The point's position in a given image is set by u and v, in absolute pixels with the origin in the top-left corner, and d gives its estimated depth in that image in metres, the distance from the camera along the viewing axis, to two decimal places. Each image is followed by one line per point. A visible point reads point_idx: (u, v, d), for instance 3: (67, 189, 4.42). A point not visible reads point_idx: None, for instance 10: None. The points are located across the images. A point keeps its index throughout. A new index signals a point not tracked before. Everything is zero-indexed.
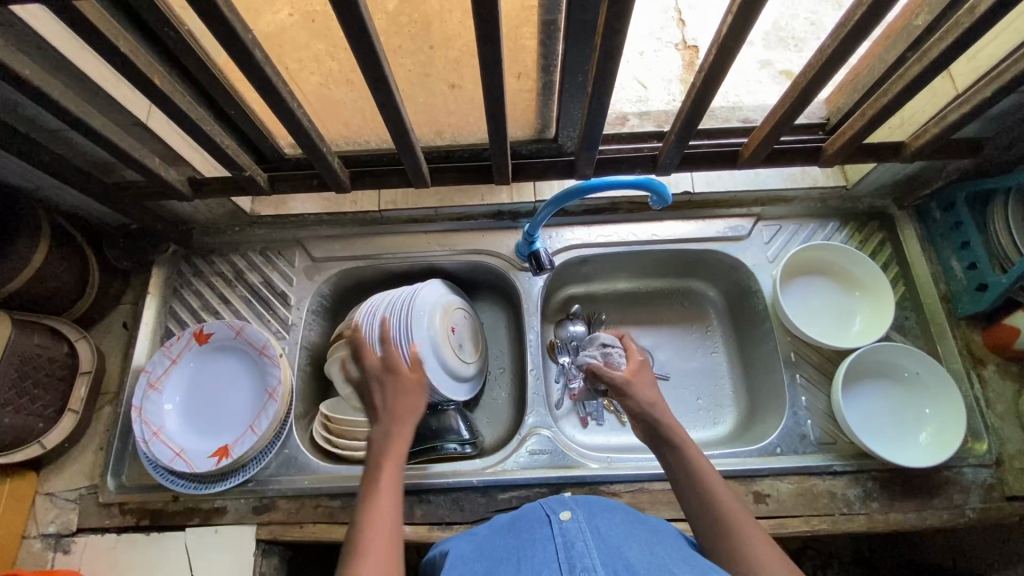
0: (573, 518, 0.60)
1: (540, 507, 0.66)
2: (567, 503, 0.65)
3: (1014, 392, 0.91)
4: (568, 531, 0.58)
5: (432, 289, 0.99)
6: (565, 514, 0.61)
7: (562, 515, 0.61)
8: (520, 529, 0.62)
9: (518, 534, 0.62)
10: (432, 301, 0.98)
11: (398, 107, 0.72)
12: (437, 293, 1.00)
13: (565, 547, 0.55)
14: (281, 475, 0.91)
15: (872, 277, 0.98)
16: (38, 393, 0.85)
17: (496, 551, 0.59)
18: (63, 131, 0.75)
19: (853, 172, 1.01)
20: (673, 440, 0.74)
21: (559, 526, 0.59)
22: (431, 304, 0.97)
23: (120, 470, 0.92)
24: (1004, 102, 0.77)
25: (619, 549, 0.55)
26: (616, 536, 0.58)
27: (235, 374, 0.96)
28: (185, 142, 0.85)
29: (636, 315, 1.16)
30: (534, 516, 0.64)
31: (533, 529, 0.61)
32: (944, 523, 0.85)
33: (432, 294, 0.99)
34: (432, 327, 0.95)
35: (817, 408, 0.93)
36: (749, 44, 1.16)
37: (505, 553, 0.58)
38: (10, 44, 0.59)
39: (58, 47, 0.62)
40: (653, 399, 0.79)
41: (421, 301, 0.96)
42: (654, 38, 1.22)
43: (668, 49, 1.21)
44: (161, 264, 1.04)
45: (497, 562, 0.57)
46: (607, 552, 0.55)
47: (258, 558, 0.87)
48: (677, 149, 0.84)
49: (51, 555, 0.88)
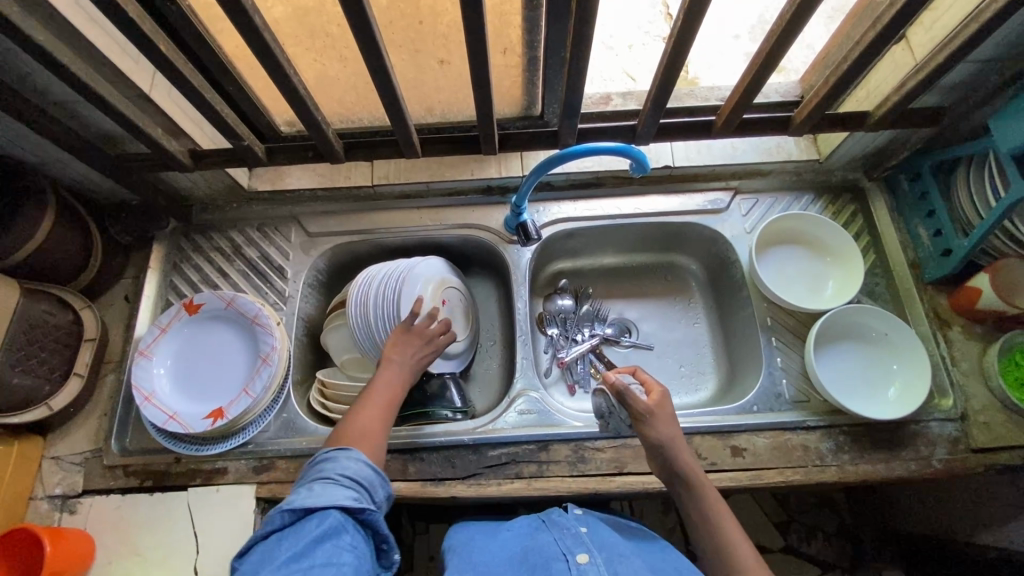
0: (591, 561, 0.69)
1: (557, 543, 0.74)
2: (584, 543, 0.73)
3: (978, 351, 0.96)
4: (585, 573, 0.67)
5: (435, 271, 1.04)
6: (582, 556, 0.70)
7: (579, 556, 0.69)
8: (534, 561, 0.72)
9: (532, 565, 0.71)
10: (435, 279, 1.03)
11: (389, 76, 0.76)
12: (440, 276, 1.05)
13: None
14: (280, 436, 0.95)
15: (842, 243, 1.03)
16: (45, 357, 0.89)
17: None
18: (71, 104, 0.80)
19: (825, 145, 1.06)
20: (693, 483, 0.77)
21: (576, 567, 0.68)
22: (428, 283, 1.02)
23: (125, 433, 0.96)
24: (958, 71, 0.82)
25: None
26: None
27: (225, 342, 0.98)
28: (187, 116, 0.89)
29: (622, 288, 1.20)
30: (549, 551, 0.73)
31: (550, 563, 0.70)
32: (912, 473, 0.90)
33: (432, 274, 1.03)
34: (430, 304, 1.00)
35: (792, 368, 0.98)
36: (736, 37, 1.21)
37: None
38: (25, 13, 0.63)
39: (69, 18, 0.66)
40: (673, 435, 0.79)
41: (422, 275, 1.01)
42: (642, 32, 1.27)
43: (655, 42, 1.26)
44: (162, 240, 1.08)
45: None
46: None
47: (258, 515, 0.91)
48: (653, 118, 0.89)
49: (58, 515, 0.91)
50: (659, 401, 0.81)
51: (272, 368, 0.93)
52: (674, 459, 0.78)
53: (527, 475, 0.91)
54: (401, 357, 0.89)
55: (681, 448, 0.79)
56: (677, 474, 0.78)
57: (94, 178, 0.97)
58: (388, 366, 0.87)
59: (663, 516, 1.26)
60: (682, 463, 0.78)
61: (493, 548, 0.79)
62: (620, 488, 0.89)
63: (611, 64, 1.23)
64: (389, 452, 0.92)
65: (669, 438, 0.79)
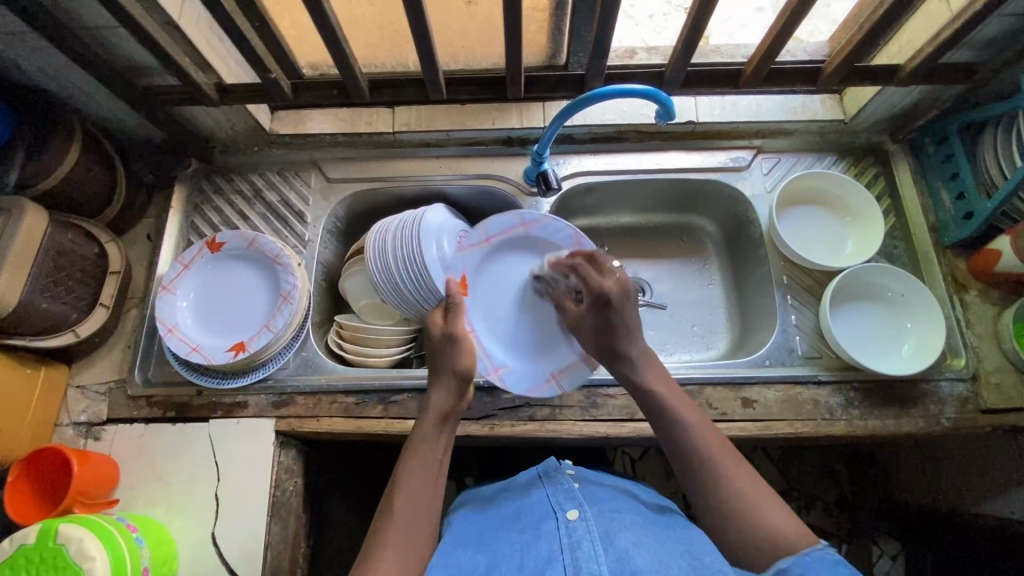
0: (581, 518, 0.66)
1: (548, 499, 0.72)
2: (576, 499, 0.70)
3: (993, 314, 0.96)
4: (575, 531, 0.64)
5: (542, 227, 0.98)
6: (572, 512, 0.67)
7: (569, 513, 0.67)
8: (526, 521, 0.69)
9: (524, 525, 0.69)
10: (556, 244, 0.99)
11: (420, 10, 0.76)
12: (537, 220, 0.98)
13: (571, 548, 0.61)
14: (299, 374, 0.97)
15: (864, 204, 1.03)
16: (71, 285, 0.91)
17: (497, 545, 0.67)
18: (102, 30, 0.80)
19: (851, 104, 1.05)
20: (654, 395, 0.75)
21: (565, 525, 0.65)
22: (545, 239, 1.00)
23: (148, 366, 0.98)
24: (993, 24, 0.81)
25: (627, 553, 0.60)
26: (623, 538, 0.63)
27: (246, 280, 1.00)
28: (215, 50, 0.90)
29: (638, 248, 1.20)
30: (541, 509, 0.71)
31: (540, 524, 0.67)
32: (920, 429, 0.91)
33: (545, 222, 0.98)
34: (520, 264, 1.00)
35: (806, 326, 0.99)
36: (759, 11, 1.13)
37: (507, 548, 0.66)
38: None
39: None
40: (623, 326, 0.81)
41: None
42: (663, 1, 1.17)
43: (677, 13, 1.16)
44: (183, 180, 1.08)
45: (497, 558, 0.65)
46: (612, 554, 0.60)
47: (277, 447, 0.93)
48: (682, 64, 0.89)
49: (83, 441, 0.94)
50: (580, 315, 0.88)
51: (292, 306, 0.95)
52: (637, 374, 0.78)
53: (540, 418, 0.93)
54: (438, 440, 0.73)
55: (647, 364, 0.79)
56: (635, 384, 0.78)
57: (118, 113, 0.98)
58: (421, 442, 0.72)
59: (665, 478, 1.29)
60: (653, 386, 0.76)
61: (489, 518, 0.75)
62: (630, 432, 0.91)
63: (630, 34, 1.14)
64: (405, 391, 0.95)
65: (603, 349, 0.83)
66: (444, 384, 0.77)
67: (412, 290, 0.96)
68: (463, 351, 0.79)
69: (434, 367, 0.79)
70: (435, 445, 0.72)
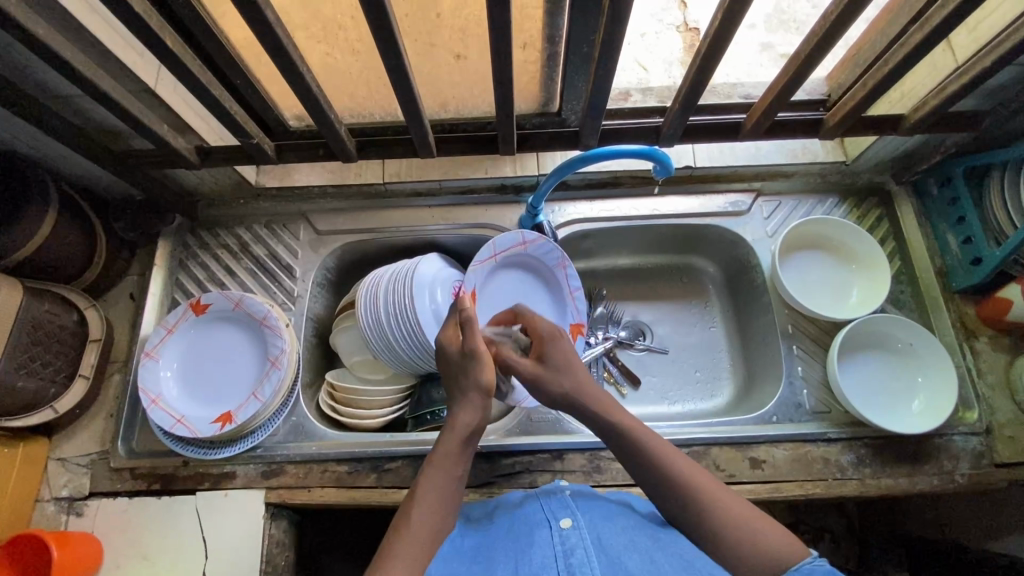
0: (573, 526, 0.63)
1: (541, 509, 0.69)
2: (569, 508, 0.67)
3: (1004, 363, 0.93)
4: (568, 539, 0.60)
5: (538, 247, 0.98)
6: (565, 520, 0.64)
7: (562, 522, 0.63)
8: (520, 529, 0.65)
9: (516, 532, 0.65)
10: (545, 262, 1.00)
11: (406, 74, 0.73)
12: (535, 239, 0.97)
13: (566, 556, 0.58)
14: (290, 441, 0.93)
15: (869, 250, 1.00)
16: (49, 358, 0.87)
17: (495, 554, 0.62)
18: (77, 99, 0.77)
19: (853, 146, 1.03)
20: (657, 454, 0.66)
21: (559, 533, 0.62)
22: (536, 258, 1.00)
23: (131, 435, 0.94)
24: (1001, 75, 0.79)
25: (619, 557, 0.57)
26: (617, 545, 0.60)
27: (232, 345, 0.96)
28: (196, 112, 0.87)
29: (638, 290, 1.17)
30: (534, 517, 0.67)
31: (533, 531, 0.63)
32: (934, 488, 0.88)
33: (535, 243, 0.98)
34: (511, 281, 0.99)
35: (813, 378, 0.96)
36: (750, 27, 1.11)
37: (504, 556, 0.61)
38: (47, 22, 0.63)
39: (82, 21, 0.65)
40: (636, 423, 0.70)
41: (560, 277, 1.01)
42: (655, 20, 1.15)
43: (669, 32, 1.14)
44: (166, 237, 1.04)
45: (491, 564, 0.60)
46: (606, 559, 0.57)
47: (268, 519, 0.89)
48: (680, 119, 0.86)
49: (65, 517, 0.90)
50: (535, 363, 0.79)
51: (280, 372, 0.91)
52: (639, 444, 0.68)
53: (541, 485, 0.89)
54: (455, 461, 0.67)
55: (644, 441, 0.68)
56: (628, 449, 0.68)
57: (96, 173, 0.95)
58: (437, 460, 0.67)
59: None
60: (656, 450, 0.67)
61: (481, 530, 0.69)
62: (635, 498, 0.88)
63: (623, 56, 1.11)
64: (399, 458, 0.91)
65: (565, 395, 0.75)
66: (471, 402, 0.72)
67: (406, 347, 0.92)
68: (485, 363, 0.73)
69: (458, 388, 0.74)
70: (453, 461, 0.67)
